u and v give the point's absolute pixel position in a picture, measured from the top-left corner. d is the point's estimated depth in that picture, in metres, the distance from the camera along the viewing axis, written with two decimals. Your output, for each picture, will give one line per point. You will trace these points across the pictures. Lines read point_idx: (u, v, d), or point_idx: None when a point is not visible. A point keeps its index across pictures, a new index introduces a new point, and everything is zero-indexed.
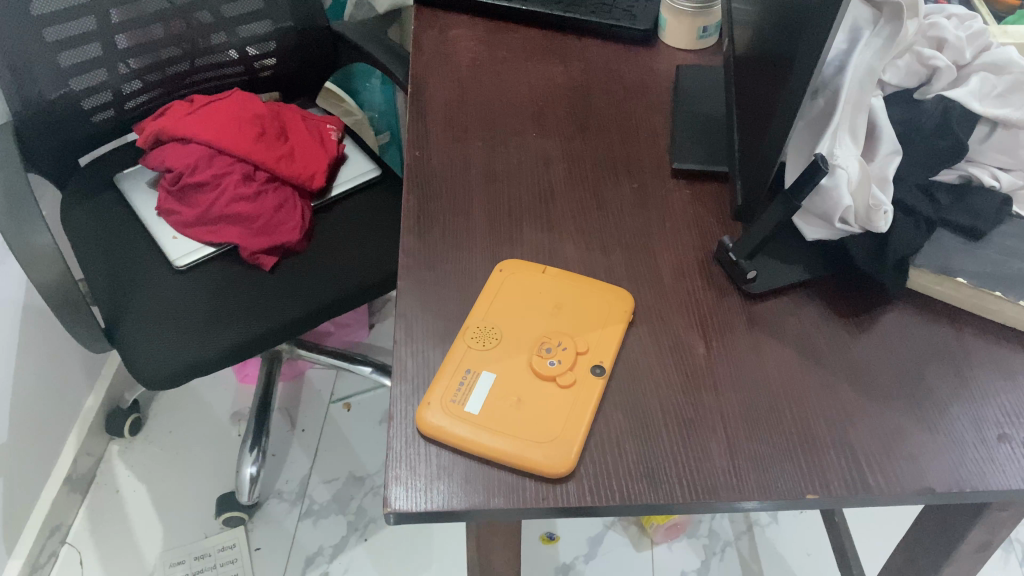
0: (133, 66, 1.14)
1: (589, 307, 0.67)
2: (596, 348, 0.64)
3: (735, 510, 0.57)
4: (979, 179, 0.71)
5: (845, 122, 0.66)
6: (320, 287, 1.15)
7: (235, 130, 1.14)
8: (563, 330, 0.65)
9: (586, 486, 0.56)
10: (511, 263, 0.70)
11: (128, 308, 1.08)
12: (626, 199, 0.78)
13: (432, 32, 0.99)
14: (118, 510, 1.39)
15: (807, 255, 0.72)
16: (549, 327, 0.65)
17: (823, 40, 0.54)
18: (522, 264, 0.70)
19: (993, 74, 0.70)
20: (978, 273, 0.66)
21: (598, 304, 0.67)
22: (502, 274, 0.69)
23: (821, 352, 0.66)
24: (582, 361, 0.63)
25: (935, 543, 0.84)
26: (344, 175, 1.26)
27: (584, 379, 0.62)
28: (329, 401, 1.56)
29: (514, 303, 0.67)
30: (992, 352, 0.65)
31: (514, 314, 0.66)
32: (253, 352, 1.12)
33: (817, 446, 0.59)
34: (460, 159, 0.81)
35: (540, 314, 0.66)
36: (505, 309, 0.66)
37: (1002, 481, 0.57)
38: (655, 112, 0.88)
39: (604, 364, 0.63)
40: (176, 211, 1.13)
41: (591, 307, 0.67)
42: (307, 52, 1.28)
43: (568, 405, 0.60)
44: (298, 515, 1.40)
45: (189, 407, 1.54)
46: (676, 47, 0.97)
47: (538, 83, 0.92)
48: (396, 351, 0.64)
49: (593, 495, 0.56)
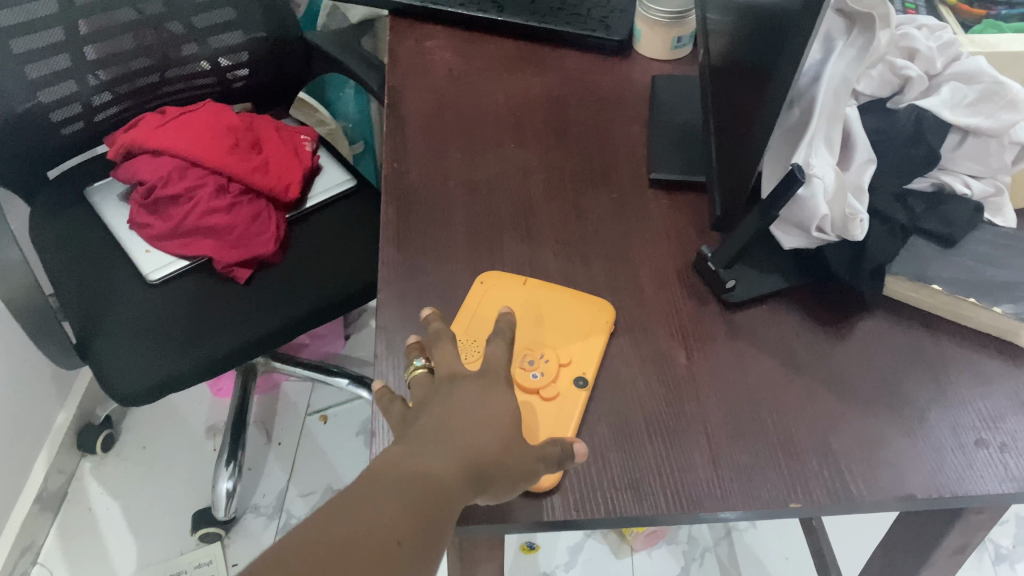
0: (103, 77, 1.12)
1: (571, 316, 0.67)
2: (578, 358, 0.64)
3: (720, 519, 0.58)
4: (951, 187, 0.71)
5: (820, 131, 0.67)
6: (297, 298, 1.14)
7: (208, 141, 1.12)
8: (545, 341, 0.65)
9: (571, 499, 0.56)
10: (492, 274, 0.70)
11: (102, 324, 1.07)
12: (605, 209, 0.78)
13: (407, 43, 0.99)
14: (90, 528, 1.37)
15: (785, 264, 0.72)
16: (530, 338, 0.65)
17: (800, 50, 0.54)
18: (501, 275, 0.70)
19: (964, 83, 0.71)
20: (953, 280, 0.67)
21: (575, 309, 0.67)
22: (483, 286, 0.69)
23: (801, 360, 0.66)
24: (564, 373, 0.63)
25: (914, 547, 0.85)
26: (318, 186, 1.25)
27: (566, 391, 0.62)
28: (305, 414, 1.54)
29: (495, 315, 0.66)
30: (968, 357, 0.66)
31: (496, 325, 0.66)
32: (230, 366, 1.10)
33: (800, 455, 0.60)
34: (439, 170, 0.81)
35: (521, 325, 0.66)
36: (487, 321, 0.66)
37: (981, 486, 0.58)
38: (632, 122, 0.89)
39: (587, 375, 0.63)
40: (148, 223, 1.11)
41: (572, 316, 0.67)
42: (280, 62, 1.27)
43: (552, 417, 0.60)
44: (276, 529, 1.38)
45: (163, 422, 1.52)
46: (651, 57, 0.98)
47: (516, 94, 0.92)
48: (377, 366, 0.64)
49: (578, 509, 0.56)
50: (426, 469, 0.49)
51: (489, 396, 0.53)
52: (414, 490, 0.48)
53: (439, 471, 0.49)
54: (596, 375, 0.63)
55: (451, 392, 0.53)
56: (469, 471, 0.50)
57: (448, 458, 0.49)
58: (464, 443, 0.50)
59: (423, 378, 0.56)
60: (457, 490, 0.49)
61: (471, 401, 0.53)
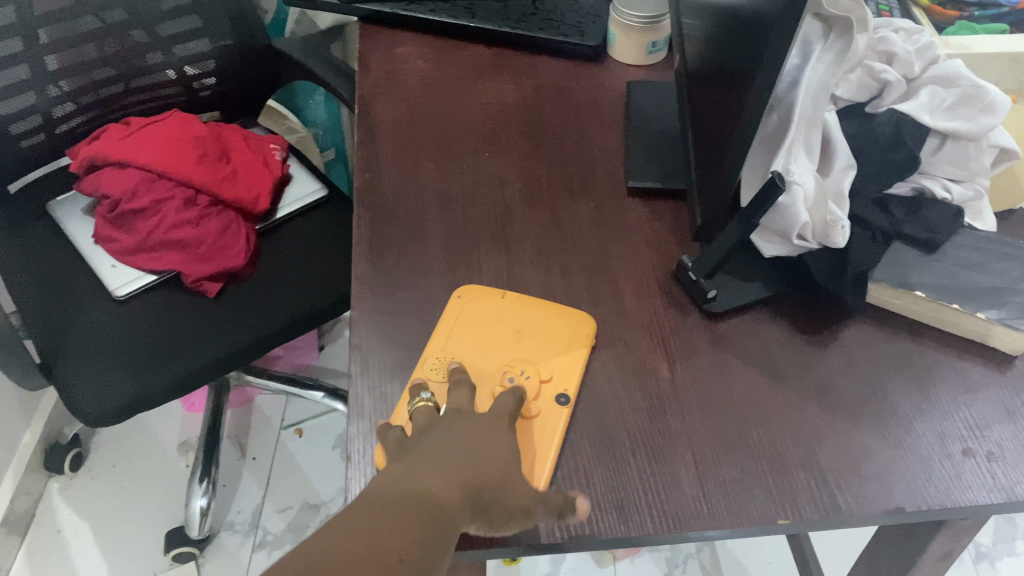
0: (65, 88, 1.09)
1: (550, 330, 0.65)
2: (559, 374, 0.62)
3: (707, 538, 0.56)
4: (931, 192, 0.71)
5: (799, 138, 0.66)
6: (269, 311, 1.11)
7: (175, 152, 1.10)
8: (525, 357, 0.63)
9: (554, 522, 0.55)
10: (469, 288, 0.68)
11: (67, 342, 1.03)
12: (583, 218, 0.77)
13: (378, 50, 0.97)
14: (60, 551, 1.33)
15: (766, 272, 0.71)
16: (510, 353, 0.63)
17: (781, 57, 0.53)
18: (479, 289, 0.68)
19: (942, 87, 0.71)
20: (935, 286, 0.67)
21: (562, 333, 0.65)
22: (460, 300, 0.67)
23: (785, 370, 0.65)
24: (545, 390, 0.61)
25: (899, 554, 0.84)
26: (289, 197, 1.23)
27: (548, 409, 0.60)
28: (280, 428, 1.52)
29: (474, 330, 0.64)
30: (952, 364, 0.65)
31: (474, 341, 0.64)
32: (201, 382, 1.08)
33: (786, 470, 0.59)
34: (413, 181, 0.79)
35: (502, 339, 0.64)
36: (465, 337, 0.64)
37: (970, 497, 0.57)
38: (608, 129, 0.87)
39: (569, 393, 0.61)
40: (114, 238, 1.08)
41: (552, 330, 0.65)
42: (248, 70, 1.25)
43: (533, 436, 0.58)
44: (252, 546, 1.35)
45: (133, 439, 1.48)
46: (626, 62, 0.97)
47: (490, 101, 0.90)
48: (352, 386, 0.62)
49: (561, 532, 0.54)
50: (426, 489, 0.48)
51: (493, 432, 0.53)
52: (415, 508, 0.46)
53: (440, 493, 0.48)
54: (578, 391, 0.62)
55: (454, 424, 0.54)
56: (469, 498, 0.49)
57: (448, 481, 0.49)
58: (465, 468, 0.50)
59: (426, 410, 0.55)
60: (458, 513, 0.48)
61: (473, 434, 0.53)
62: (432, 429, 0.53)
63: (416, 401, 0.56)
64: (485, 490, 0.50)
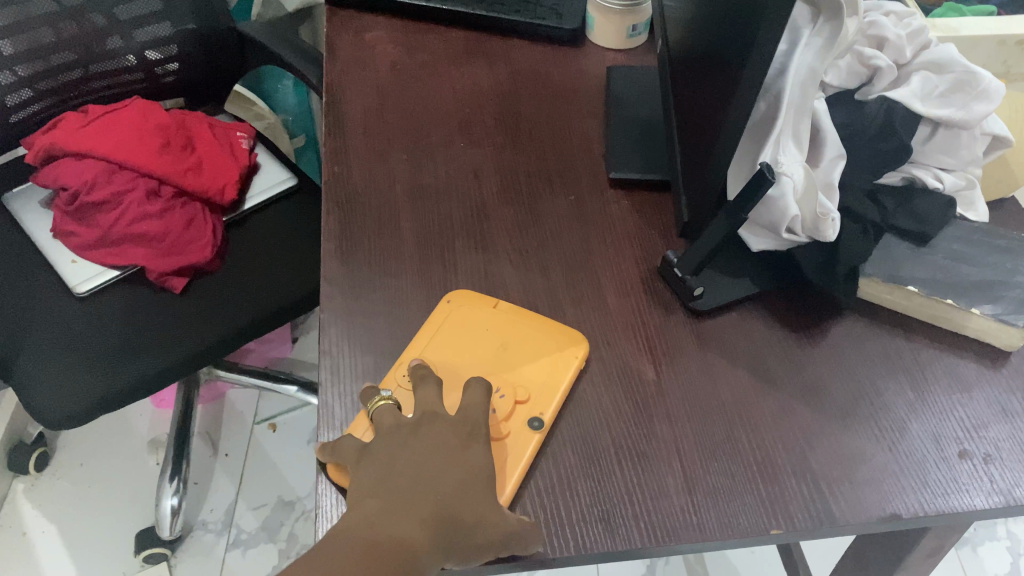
0: (21, 73, 1.04)
1: (533, 342, 0.62)
2: (538, 397, 0.58)
3: (697, 550, 0.54)
4: (922, 181, 0.68)
5: (788, 127, 0.63)
6: (237, 306, 1.08)
7: (136, 142, 1.05)
8: (504, 372, 0.59)
9: (536, 537, 0.52)
10: (463, 292, 0.65)
11: (25, 342, 0.99)
12: (563, 212, 0.74)
13: (346, 35, 0.93)
14: (26, 554, 1.29)
15: (753, 268, 0.69)
16: (489, 367, 0.60)
17: (773, 43, 0.50)
18: (474, 295, 0.65)
19: (934, 73, 0.68)
20: (928, 281, 0.64)
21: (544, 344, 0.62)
22: (450, 304, 0.64)
23: (774, 371, 0.63)
24: (519, 411, 0.57)
25: (887, 552, 0.83)
26: (257, 187, 1.18)
27: (518, 434, 0.56)
28: (253, 423, 1.48)
29: (459, 339, 0.61)
30: (945, 361, 0.63)
31: (456, 350, 0.61)
32: (168, 382, 1.04)
33: (777, 475, 0.56)
34: (384, 174, 0.76)
35: (483, 350, 0.61)
36: (449, 344, 0.61)
37: (967, 502, 0.55)
38: (588, 117, 0.84)
39: (544, 417, 0.57)
40: (73, 232, 1.03)
41: (535, 342, 0.62)
42: (212, 55, 1.20)
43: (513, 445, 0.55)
44: (226, 545, 1.32)
45: (101, 437, 1.44)
46: (605, 47, 0.93)
47: (464, 89, 0.86)
48: (321, 395, 0.58)
49: (542, 546, 0.51)
50: (391, 532, 0.46)
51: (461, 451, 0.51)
52: (380, 556, 0.45)
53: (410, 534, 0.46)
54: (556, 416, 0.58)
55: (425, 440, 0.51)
56: (437, 532, 0.47)
57: (418, 519, 0.47)
58: (429, 499, 0.48)
59: (389, 410, 0.53)
60: (426, 551, 0.46)
61: (440, 452, 0.51)
62: (391, 445, 0.51)
63: (376, 401, 0.54)
64: (456, 525, 0.48)
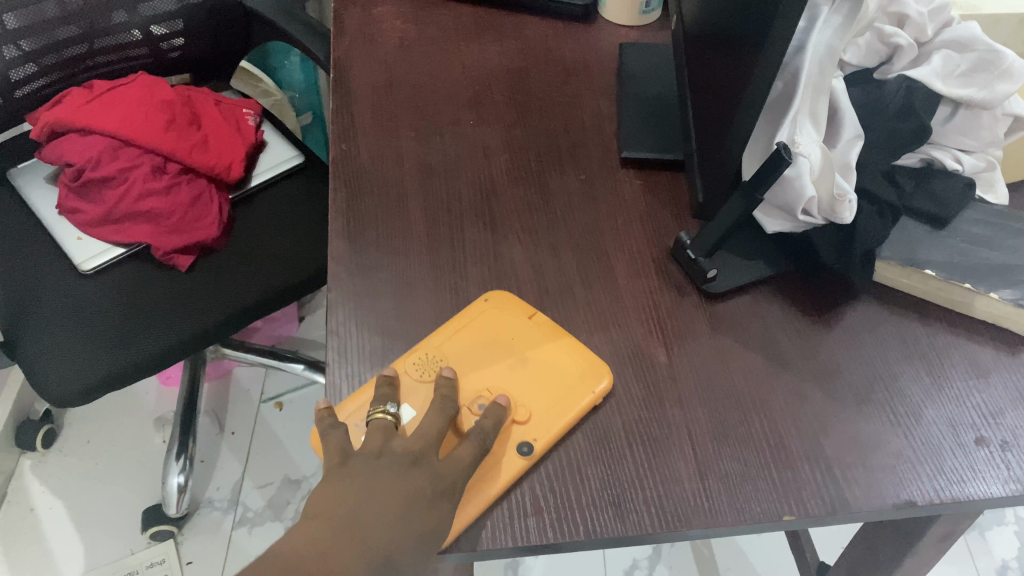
0: (25, 47, 1.02)
1: (554, 349, 0.59)
2: (539, 417, 0.55)
3: (708, 535, 0.53)
4: (941, 162, 0.67)
5: (805, 105, 0.61)
6: (243, 284, 1.07)
7: (141, 118, 1.04)
8: (510, 383, 0.57)
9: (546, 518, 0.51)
10: (499, 294, 0.63)
11: (31, 319, 0.99)
12: (573, 191, 0.73)
13: (354, 9, 0.91)
14: (33, 530, 1.29)
15: (767, 250, 0.67)
16: (499, 379, 0.57)
17: (793, 19, 0.49)
18: (509, 300, 0.62)
19: (956, 51, 0.66)
20: (946, 264, 0.63)
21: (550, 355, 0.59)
22: (486, 304, 0.62)
23: (788, 354, 0.62)
24: (513, 429, 0.54)
25: (897, 538, 0.82)
26: (263, 164, 1.17)
27: (505, 456, 0.53)
28: (259, 401, 1.48)
29: (479, 344, 0.59)
30: (963, 346, 0.62)
31: (474, 353, 0.59)
32: (174, 360, 1.03)
33: (791, 461, 0.55)
34: (392, 152, 0.75)
35: (498, 359, 0.59)
36: (467, 345, 0.59)
37: (984, 490, 0.54)
38: (599, 95, 0.83)
39: (535, 442, 0.54)
40: (79, 208, 1.03)
41: (556, 349, 0.59)
42: (219, 30, 1.18)
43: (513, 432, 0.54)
44: (232, 523, 1.32)
45: (107, 414, 1.44)
46: (617, 23, 0.92)
47: (473, 65, 0.85)
48: (328, 376, 0.58)
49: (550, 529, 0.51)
50: None
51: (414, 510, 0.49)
52: None
53: None
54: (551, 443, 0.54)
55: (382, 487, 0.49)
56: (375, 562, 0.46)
57: None
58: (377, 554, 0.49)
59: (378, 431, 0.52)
60: None
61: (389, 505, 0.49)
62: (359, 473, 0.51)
63: (373, 411, 0.53)
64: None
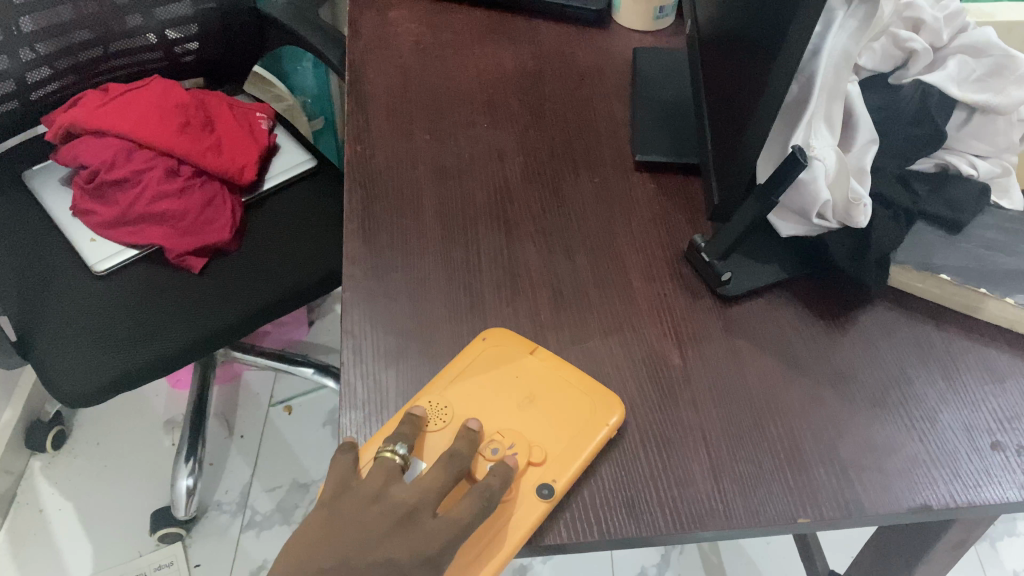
0: (41, 51, 1.03)
1: (558, 376, 0.57)
2: (553, 459, 0.52)
3: (721, 537, 0.53)
4: (956, 168, 0.67)
5: (820, 110, 0.61)
6: (255, 287, 1.07)
7: (155, 121, 1.04)
8: (523, 422, 0.55)
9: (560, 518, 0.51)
10: (496, 332, 0.60)
11: (44, 319, 0.99)
12: (587, 194, 0.73)
13: (369, 14, 0.92)
14: (42, 531, 1.30)
15: (781, 253, 0.67)
16: (509, 420, 0.54)
17: (810, 23, 0.49)
18: (509, 336, 0.60)
19: (971, 57, 0.66)
20: (960, 269, 0.63)
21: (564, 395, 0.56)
22: (485, 342, 0.59)
23: (802, 357, 0.62)
24: (528, 470, 0.52)
25: (911, 545, 0.82)
26: (276, 167, 1.18)
27: (523, 500, 0.51)
28: (269, 405, 1.48)
29: (481, 389, 0.56)
30: (977, 351, 0.62)
31: (481, 395, 0.56)
32: (185, 362, 1.03)
33: (804, 464, 0.55)
34: (406, 154, 0.75)
35: (508, 397, 0.56)
36: (469, 389, 0.56)
37: (999, 495, 0.54)
38: (613, 99, 0.83)
39: (555, 484, 0.51)
40: (93, 210, 1.03)
41: (561, 375, 0.57)
42: (233, 34, 1.19)
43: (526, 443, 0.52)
44: (240, 526, 1.32)
45: (117, 416, 1.44)
46: (630, 28, 0.92)
47: (488, 69, 0.85)
48: (343, 374, 0.58)
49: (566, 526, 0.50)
50: None
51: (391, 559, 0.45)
52: None
53: None
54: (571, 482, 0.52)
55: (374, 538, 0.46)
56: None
57: None
58: None
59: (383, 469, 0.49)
60: None
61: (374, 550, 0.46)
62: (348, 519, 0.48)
63: (382, 450, 0.50)
64: None
